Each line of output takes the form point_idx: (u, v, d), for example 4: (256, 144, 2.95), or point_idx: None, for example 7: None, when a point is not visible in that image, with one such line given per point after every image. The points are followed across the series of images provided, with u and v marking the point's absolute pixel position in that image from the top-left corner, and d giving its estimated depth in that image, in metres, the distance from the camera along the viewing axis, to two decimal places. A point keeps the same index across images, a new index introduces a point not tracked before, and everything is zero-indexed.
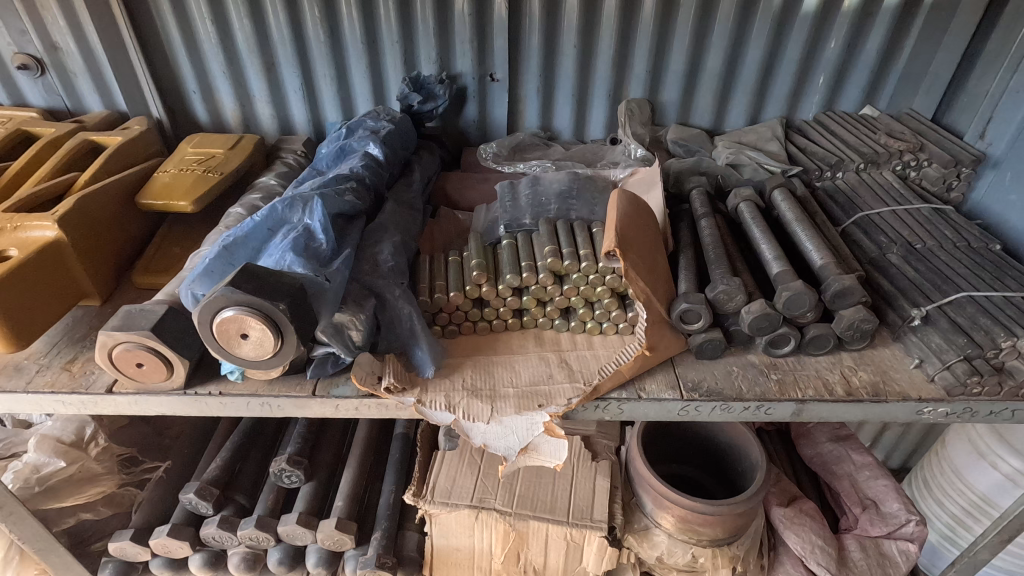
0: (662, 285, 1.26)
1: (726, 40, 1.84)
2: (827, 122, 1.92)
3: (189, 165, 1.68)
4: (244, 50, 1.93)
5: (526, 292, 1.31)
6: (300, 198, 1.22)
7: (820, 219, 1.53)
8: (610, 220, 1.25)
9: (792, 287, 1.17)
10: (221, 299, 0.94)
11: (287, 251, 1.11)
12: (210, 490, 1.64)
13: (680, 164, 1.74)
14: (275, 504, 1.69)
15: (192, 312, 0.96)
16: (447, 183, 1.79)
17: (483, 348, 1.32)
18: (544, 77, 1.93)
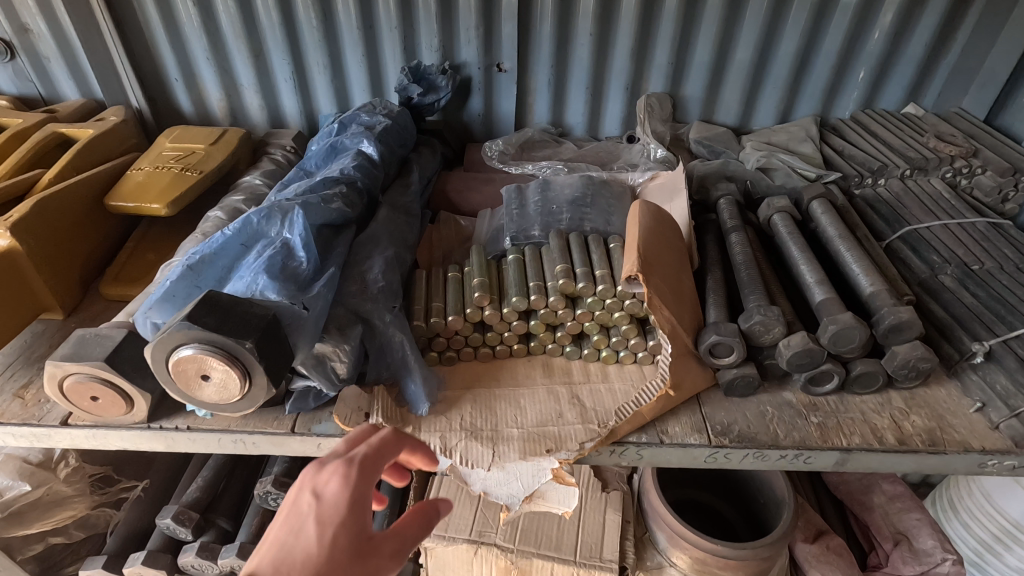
0: (689, 313, 1.10)
1: (760, 30, 1.66)
2: (866, 122, 1.74)
3: (165, 163, 1.53)
4: (230, 36, 1.77)
5: (534, 316, 1.17)
6: (279, 209, 1.07)
7: (862, 233, 1.37)
8: (631, 237, 1.10)
9: (839, 321, 1.02)
10: (177, 336, 0.80)
11: (260, 273, 0.96)
12: (189, 514, 1.52)
13: (704, 167, 1.57)
14: (259, 529, 1.57)
15: (145, 349, 0.82)
16: (447, 184, 1.63)
17: (485, 377, 1.18)
18: (556, 68, 1.76)
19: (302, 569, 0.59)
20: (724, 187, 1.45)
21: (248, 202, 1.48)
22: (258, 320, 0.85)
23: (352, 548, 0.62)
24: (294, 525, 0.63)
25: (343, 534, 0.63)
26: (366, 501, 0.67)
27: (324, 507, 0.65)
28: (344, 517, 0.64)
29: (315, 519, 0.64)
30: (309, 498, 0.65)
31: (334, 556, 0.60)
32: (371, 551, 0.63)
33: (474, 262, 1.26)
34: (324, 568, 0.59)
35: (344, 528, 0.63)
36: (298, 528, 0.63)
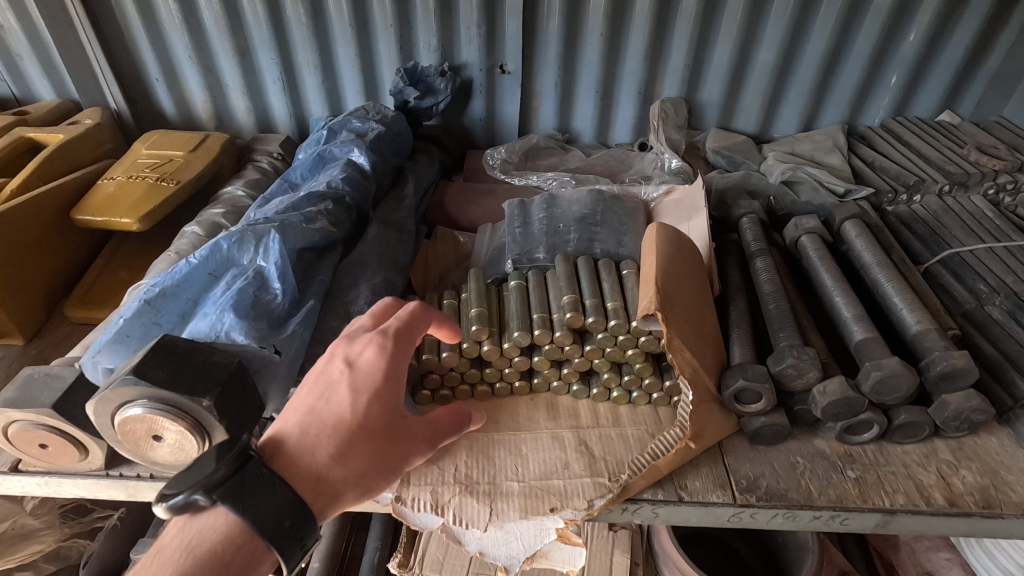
0: (712, 352, 0.98)
1: (785, 30, 1.53)
2: (898, 130, 1.61)
3: (140, 171, 1.41)
4: (213, 32, 1.65)
5: (538, 351, 1.05)
6: (252, 232, 0.95)
7: (898, 256, 1.24)
8: (648, 266, 0.98)
9: (884, 367, 0.90)
10: (123, 392, 0.69)
11: (226, 309, 0.85)
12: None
13: (724, 181, 1.46)
14: None
15: (86, 405, 0.71)
16: (445, 196, 1.51)
17: (483, 418, 1.07)
18: (564, 70, 1.63)
19: (330, 434, 0.70)
20: (746, 204, 1.32)
21: (229, 216, 1.37)
22: (219, 371, 0.74)
23: (381, 420, 0.74)
24: (326, 396, 0.74)
25: (373, 409, 0.74)
26: (395, 381, 0.77)
27: (355, 383, 0.75)
28: (374, 393, 0.75)
29: (346, 392, 0.74)
30: (347, 365, 0.77)
31: (365, 424, 0.72)
32: (394, 431, 0.74)
33: (472, 287, 1.14)
34: (350, 432, 0.71)
35: (373, 405, 0.74)
36: (329, 399, 0.73)
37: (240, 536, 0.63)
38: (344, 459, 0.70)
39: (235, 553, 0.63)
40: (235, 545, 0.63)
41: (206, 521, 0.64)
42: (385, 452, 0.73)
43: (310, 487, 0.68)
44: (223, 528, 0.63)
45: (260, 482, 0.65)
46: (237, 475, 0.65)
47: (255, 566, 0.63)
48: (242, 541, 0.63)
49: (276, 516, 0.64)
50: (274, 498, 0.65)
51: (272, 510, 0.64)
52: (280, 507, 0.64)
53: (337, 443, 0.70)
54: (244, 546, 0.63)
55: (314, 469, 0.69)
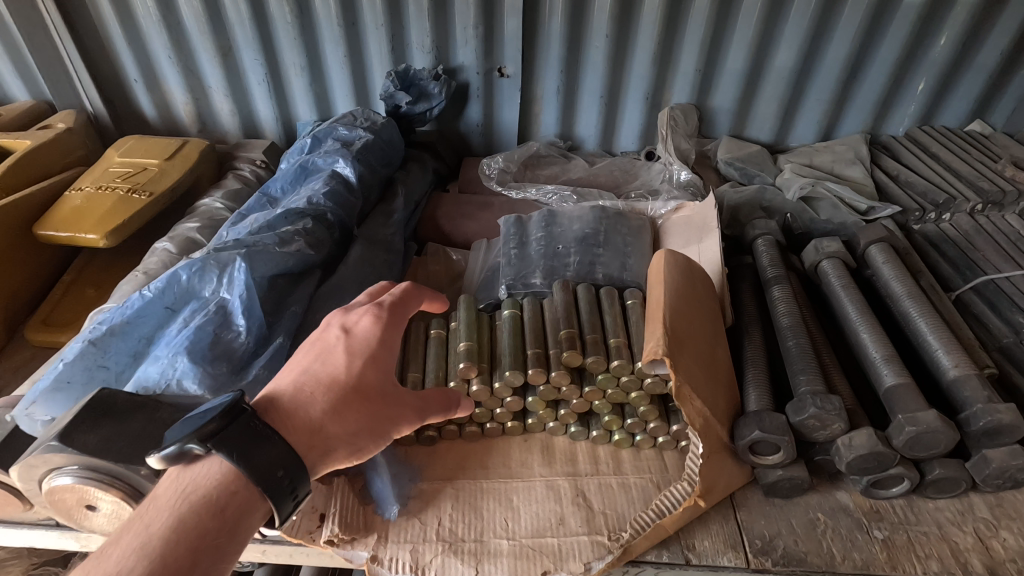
0: (724, 397, 0.89)
1: (806, 33, 1.42)
2: (924, 140, 1.50)
3: (111, 182, 1.32)
4: (194, 31, 1.55)
5: (532, 391, 0.96)
6: (215, 260, 0.86)
7: (928, 283, 1.14)
8: (655, 301, 0.88)
9: (920, 422, 0.80)
10: (51, 461, 0.61)
11: (181, 352, 0.76)
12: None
13: (738, 196, 1.36)
14: None
15: (12, 470, 0.63)
16: (438, 209, 1.41)
17: (472, 462, 0.97)
18: (566, 74, 1.53)
19: (325, 392, 0.66)
20: (762, 224, 1.21)
21: (204, 230, 1.27)
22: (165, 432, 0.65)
23: (377, 383, 0.70)
24: (322, 355, 0.69)
25: (370, 371, 0.70)
26: (393, 346, 0.74)
27: (353, 345, 0.71)
28: (371, 354, 0.71)
29: (343, 352, 0.70)
30: (341, 332, 0.73)
31: (361, 385, 0.68)
32: (391, 392, 0.70)
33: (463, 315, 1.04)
34: (346, 392, 0.67)
35: (371, 367, 0.70)
36: (325, 359, 0.69)
37: (237, 482, 0.56)
38: (342, 416, 0.66)
39: (230, 501, 0.55)
40: (231, 493, 0.55)
41: (201, 470, 0.56)
42: (381, 416, 0.68)
43: (305, 438, 0.62)
44: (219, 476, 0.56)
45: (257, 431, 0.58)
46: (233, 420, 0.58)
47: (250, 517, 0.55)
48: (238, 487, 0.56)
49: (271, 465, 0.58)
50: (272, 447, 0.59)
51: (269, 458, 0.58)
52: (277, 455, 0.58)
53: (333, 399, 0.66)
54: (240, 493, 0.56)
55: (309, 423, 0.64)
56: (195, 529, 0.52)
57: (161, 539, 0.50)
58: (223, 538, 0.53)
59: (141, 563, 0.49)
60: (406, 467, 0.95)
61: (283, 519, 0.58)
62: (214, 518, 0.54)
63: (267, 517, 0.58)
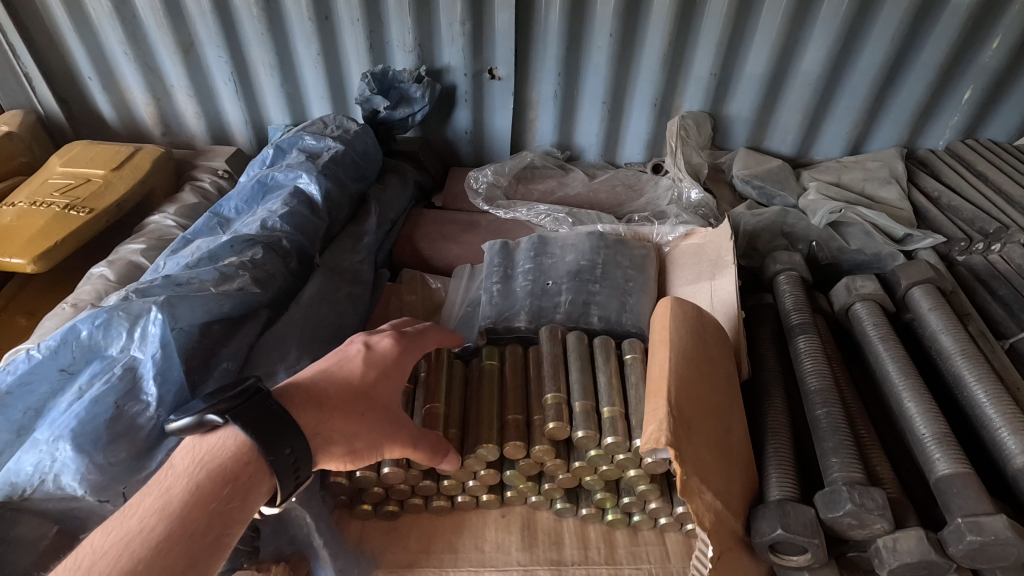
0: (738, 482, 0.73)
1: (837, 34, 1.25)
2: (967, 156, 1.32)
3: (48, 196, 1.17)
4: (151, 25, 1.39)
5: (510, 463, 0.81)
6: (124, 311, 0.71)
7: (979, 328, 0.96)
8: (660, 365, 0.72)
9: (985, 532, 0.64)
10: None
11: (64, 438, 0.62)
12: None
13: (756, 220, 1.20)
14: None
15: None
16: (417, 229, 1.26)
17: (437, 544, 0.83)
18: (565, 76, 1.36)
19: (341, 390, 0.67)
20: (784, 256, 1.04)
21: (149, 252, 1.12)
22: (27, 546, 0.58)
23: (387, 396, 0.70)
24: (342, 360, 0.71)
25: (382, 385, 0.70)
26: (406, 370, 0.74)
27: (372, 356, 0.72)
28: (385, 370, 0.72)
29: (362, 360, 0.71)
30: (362, 344, 0.73)
31: (372, 393, 0.69)
32: (397, 410, 0.70)
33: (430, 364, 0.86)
34: (358, 393, 0.67)
35: (385, 381, 0.71)
36: (344, 363, 0.70)
37: (250, 452, 0.58)
38: (347, 418, 0.65)
39: (241, 472, 0.57)
40: (243, 463, 0.57)
41: (216, 442, 0.58)
42: (383, 431, 0.67)
43: (313, 423, 0.63)
44: (232, 449, 0.58)
45: (270, 410, 0.60)
46: (249, 398, 0.60)
47: (257, 490, 0.57)
48: (250, 458, 0.58)
49: (280, 441, 0.59)
50: (285, 425, 0.60)
51: (278, 433, 0.59)
52: (286, 433, 0.60)
53: (345, 398, 0.66)
54: (252, 464, 0.57)
55: (319, 413, 0.64)
56: (210, 496, 0.54)
57: (179, 502, 0.53)
58: (234, 505, 0.56)
59: (161, 525, 0.52)
60: (358, 553, 0.80)
61: (284, 498, 0.59)
62: (226, 486, 0.56)
63: (273, 493, 0.60)
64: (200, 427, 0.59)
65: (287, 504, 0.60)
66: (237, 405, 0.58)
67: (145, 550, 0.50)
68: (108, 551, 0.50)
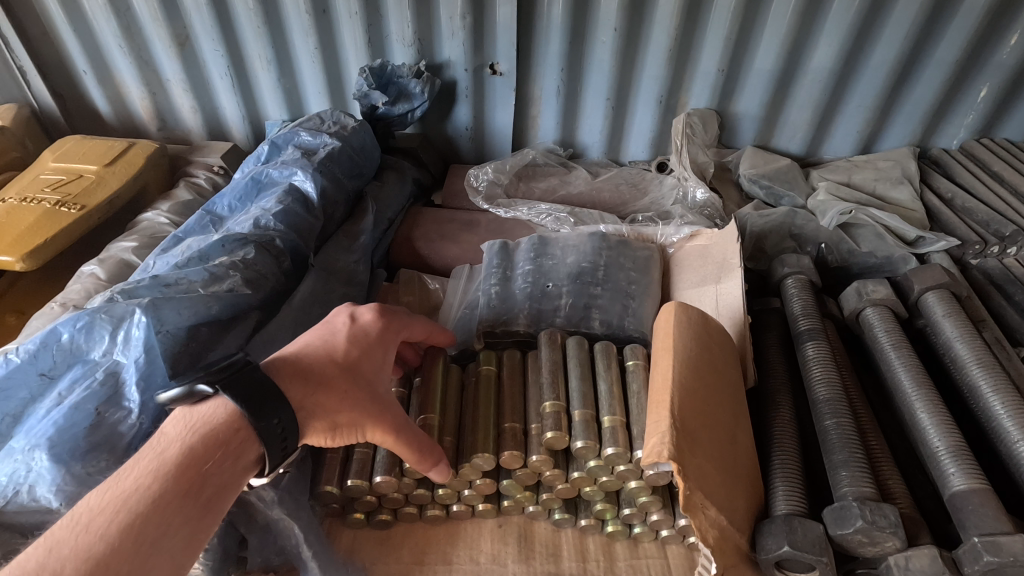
0: (743, 495, 0.71)
1: (849, 29, 1.21)
2: (982, 156, 1.28)
3: (39, 192, 1.15)
4: (146, 18, 1.36)
5: (507, 472, 0.78)
6: (107, 314, 0.68)
7: (995, 335, 0.92)
8: (662, 371, 0.70)
9: (1003, 553, 0.61)
10: None
11: (39, 446, 0.59)
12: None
13: (762, 221, 1.16)
14: None
15: None
16: (415, 228, 1.23)
17: (431, 555, 0.80)
18: (568, 72, 1.33)
19: (325, 362, 0.65)
20: (792, 258, 1.01)
21: (140, 251, 1.09)
22: None
23: (372, 372, 0.68)
24: (328, 334, 0.69)
25: (367, 360, 0.68)
26: (390, 348, 0.73)
27: (356, 329, 0.70)
28: (370, 347, 0.70)
29: (347, 335, 0.69)
30: (347, 317, 0.71)
31: (357, 367, 0.67)
32: (383, 390, 0.68)
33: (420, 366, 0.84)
34: (342, 367, 0.65)
35: (369, 357, 0.69)
36: (329, 336, 0.69)
37: (241, 420, 0.57)
38: (333, 394, 0.63)
39: (234, 438, 0.56)
40: (234, 430, 0.56)
41: (207, 410, 0.56)
42: (367, 409, 0.65)
43: (298, 396, 0.61)
44: (224, 416, 0.56)
45: (260, 380, 0.59)
46: (239, 370, 0.59)
47: (249, 457, 0.56)
48: (242, 425, 0.56)
49: (268, 410, 0.57)
50: (273, 396, 0.59)
51: (267, 402, 0.58)
52: (274, 403, 0.58)
53: (330, 371, 0.64)
54: (243, 431, 0.56)
55: (305, 385, 0.62)
56: (204, 459, 0.53)
57: (173, 463, 0.52)
58: (227, 469, 0.55)
59: (155, 485, 0.50)
60: (348, 564, 0.77)
61: (271, 468, 0.58)
62: (219, 450, 0.54)
63: (261, 463, 0.58)
64: (188, 398, 0.58)
65: (274, 474, 0.58)
66: (227, 375, 0.57)
67: (141, 507, 0.49)
68: (102, 510, 0.48)
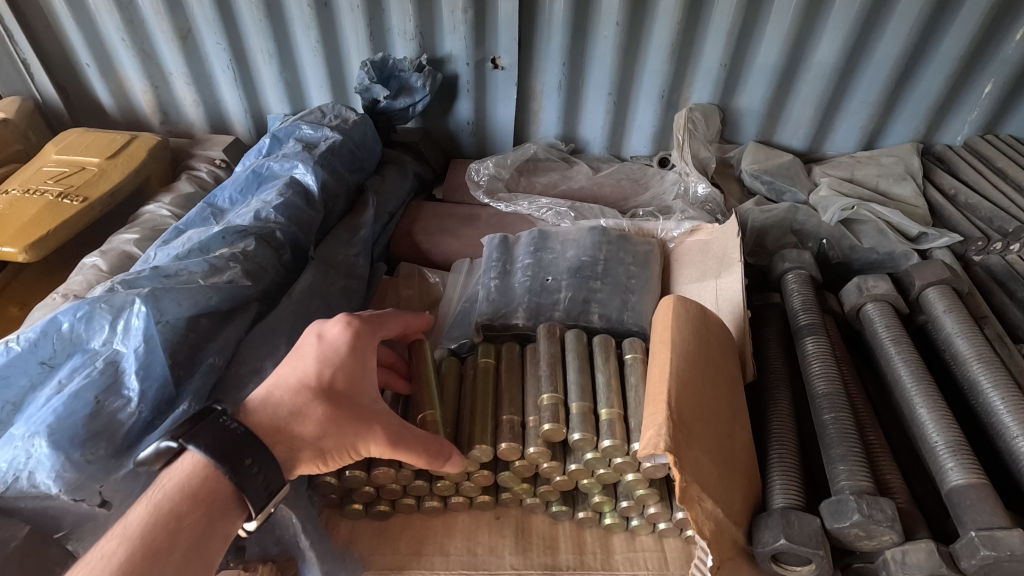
0: (741, 488, 0.70)
1: (854, 23, 1.20)
2: (987, 152, 1.27)
3: (41, 183, 1.15)
4: (148, 11, 1.36)
5: (505, 465, 0.79)
6: (106, 304, 0.69)
7: (996, 332, 0.92)
8: (659, 365, 0.70)
9: (1000, 547, 0.61)
10: None
11: (39, 434, 0.59)
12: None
13: (764, 216, 1.16)
14: None
15: None
16: (416, 222, 1.23)
17: (430, 546, 0.80)
18: (569, 66, 1.32)
19: (294, 393, 0.64)
20: (793, 254, 1.01)
21: (142, 243, 1.10)
22: None
23: (347, 390, 0.66)
24: (297, 360, 0.68)
25: (341, 376, 0.67)
26: (366, 356, 0.70)
27: (322, 348, 0.68)
28: (340, 365, 0.67)
29: (315, 358, 0.67)
30: (313, 338, 0.70)
31: (330, 389, 0.65)
32: (367, 402, 0.66)
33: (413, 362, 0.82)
34: (312, 395, 0.64)
35: (341, 373, 0.67)
36: (297, 361, 0.68)
37: (209, 469, 0.57)
38: (308, 426, 0.63)
39: (203, 488, 0.56)
40: (203, 479, 0.57)
41: (175, 467, 0.58)
42: (349, 432, 0.64)
43: (269, 437, 0.62)
44: (190, 467, 0.58)
45: (224, 425, 0.60)
46: (202, 420, 0.60)
47: (223, 504, 0.56)
48: (209, 474, 0.57)
49: (239, 453, 0.58)
50: (241, 441, 0.59)
51: (234, 447, 0.59)
52: (244, 446, 0.59)
53: (298, 403, 0.64)
54: (212, 480, 0.57)
55: (276, 424, 0.63)
56: (174, 513, 0.54)
57: (141, 523, 0.52)
58: (201, 520, 0.55)
59: (124, 546, 0.51)
60: (346, 555, 0.78)
61: (256, 509, 0.58)
62: (188, 502, 0.55)
63: (244, 509, 0.58)
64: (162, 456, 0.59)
65: (260, 516, 0.58)
66: (188, 426, 0.58)
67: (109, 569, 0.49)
68: None
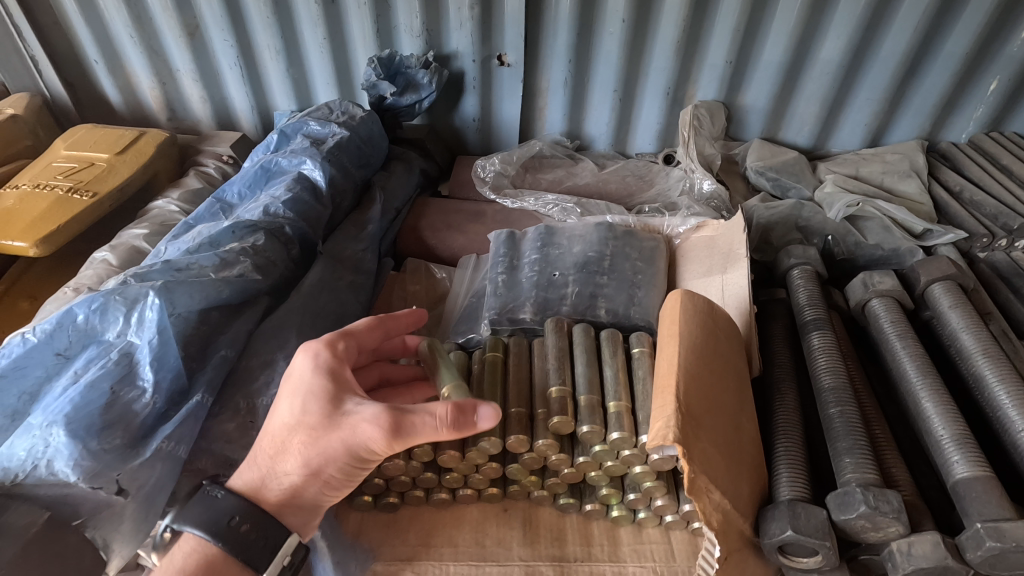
0: (748, 481, 0.71)
1: (859, 21, 1.20)
2: (992, 150, 1.28)
3: (51, 179, 1.16)
4: (156, 9, 1.37)
5: (513, 457, 0.79)
6: (121, 296, 0.70)
7: (1001, 328, 0.92)
8: (668, 358, 0.70)
9: (1006, 539, 0.61)
10: None
11: (56, 424, 0.60)
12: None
13: (769, 213, 1.16)
14: None
15: None
16: (422, 218, 1.24)
17: (439, 538, 0.81)
18: (575, 63, 1.33)
19: (271, 439, 0.61)
20: (799, 250, 1.01)
21: (151, 237, 1.10)
22: None
23: (321, 416, 0.60)
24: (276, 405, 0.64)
25: (313, 403, 0.61)
26: (339, 377, 0.63)
27: (290, 382, 0.63)
28: (309, 392, 0.61)
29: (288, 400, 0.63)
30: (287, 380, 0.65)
31: (303, 423, 0.60)
32: (345, 415, 0.60)
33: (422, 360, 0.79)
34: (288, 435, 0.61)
35: (311, 399, 0.61)
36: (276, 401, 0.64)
37: (202, 545, 0.59)
38: (293, 466, 0.60)
39: (198, 563, 0.58)
40: (197, 556, 0.58)
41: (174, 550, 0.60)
42: (337, 455, 0.60)
43: (255, 488, 0.61)
44: (186, 545, 0.59)
45: (210, 499, 0.61)
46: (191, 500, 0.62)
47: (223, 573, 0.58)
48: (202, 550, 0.59)
49: (228, 520, 0.60)
50: (228, 510, 0.60)
51: (222, 517, 0.60)
52: (232, 514, 0.60)
53: (274, 444, 0.61)
54: (206, 555, 0.58)
55: (262, 472, 0.62)
56: None
57: None
58: None
59: None
60: (356, 546, 0.78)
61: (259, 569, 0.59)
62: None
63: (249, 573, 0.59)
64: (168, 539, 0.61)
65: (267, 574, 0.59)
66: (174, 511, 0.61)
67: None
68: None
